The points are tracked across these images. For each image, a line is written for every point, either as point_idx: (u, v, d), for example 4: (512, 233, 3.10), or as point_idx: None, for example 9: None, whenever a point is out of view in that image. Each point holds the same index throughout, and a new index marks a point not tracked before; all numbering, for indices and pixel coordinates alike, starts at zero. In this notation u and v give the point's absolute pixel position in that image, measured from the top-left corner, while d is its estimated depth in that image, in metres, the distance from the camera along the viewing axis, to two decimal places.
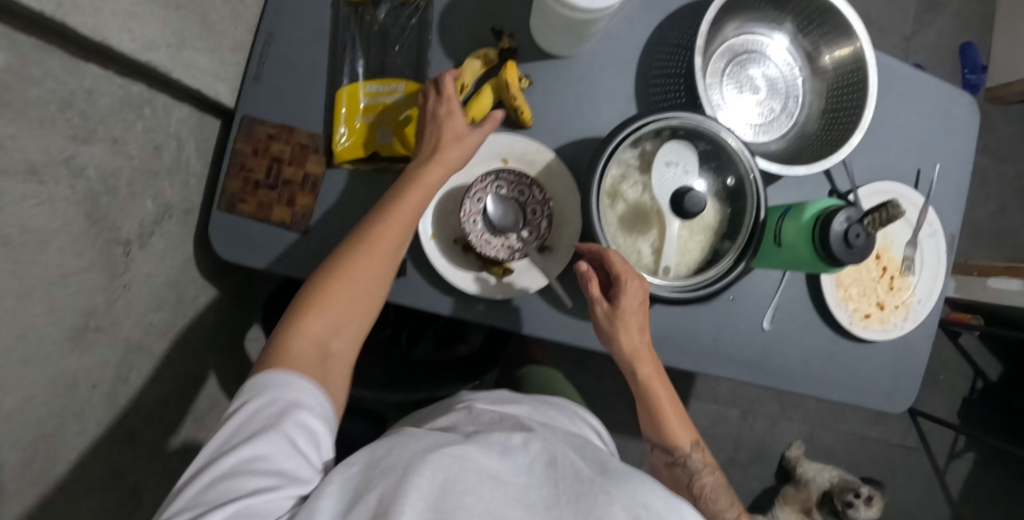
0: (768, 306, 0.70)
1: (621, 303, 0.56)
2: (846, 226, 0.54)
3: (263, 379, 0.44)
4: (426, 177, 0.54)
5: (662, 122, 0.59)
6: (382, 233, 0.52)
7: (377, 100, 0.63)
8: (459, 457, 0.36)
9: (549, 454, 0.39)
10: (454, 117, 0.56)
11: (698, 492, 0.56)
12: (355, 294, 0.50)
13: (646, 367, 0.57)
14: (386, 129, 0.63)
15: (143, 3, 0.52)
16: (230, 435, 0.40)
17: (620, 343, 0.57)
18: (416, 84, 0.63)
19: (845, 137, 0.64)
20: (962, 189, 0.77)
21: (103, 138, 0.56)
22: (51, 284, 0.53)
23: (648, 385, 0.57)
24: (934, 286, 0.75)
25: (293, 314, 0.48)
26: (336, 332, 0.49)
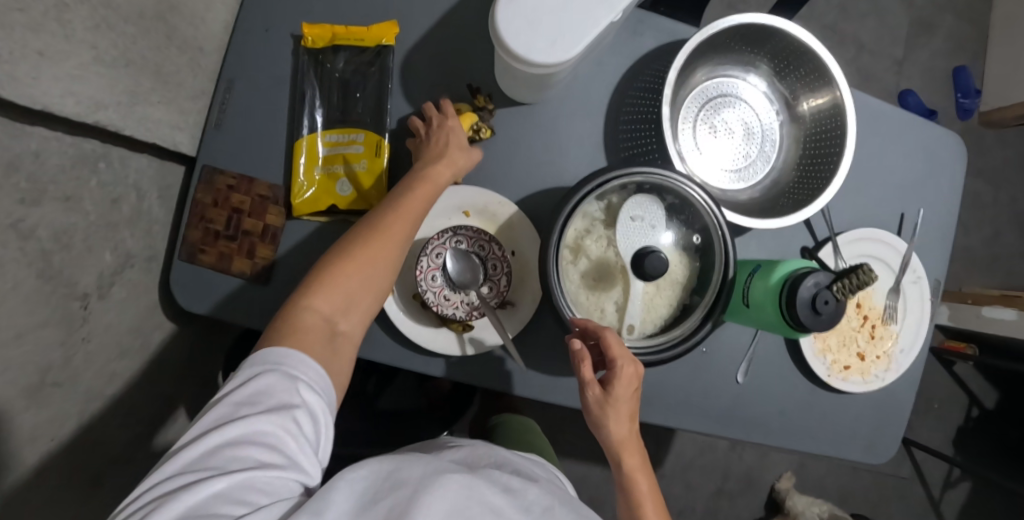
0: (743, 358, 0.68)
1: (614, 392, 0.54)
2: (814, 291, 0.53)
3: (273, 353, 0.45)
4: (432, 176, 0.55)
5: (626, 178, 0.56)
6: (393, 229, 0.53)
7: (336, 150, 0.62)
8: (468, 487, 0.38)
9: (548, 501, 0.41)
10: (455, 130, 0.58)
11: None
12: (365, 283, 0.52)
13: (629, 457, 0.56)
14: (344, 180, 0.61)
15: (88, 65, 0.51)
16: (243, 399, 0.42)
17: (608, 432, 0.55)
18: (375, 134, 0.61)
19: (821, 188, 0.61)
20: (942, 231, 0.75)
21: (55, 197, 0.55)
22: (5, 346, 0.53)
23: (632, 478, 0.56)
24: (918, 334, 0.73)
25: (305, 293, 0.50)
26: (344, 315, 0.51)
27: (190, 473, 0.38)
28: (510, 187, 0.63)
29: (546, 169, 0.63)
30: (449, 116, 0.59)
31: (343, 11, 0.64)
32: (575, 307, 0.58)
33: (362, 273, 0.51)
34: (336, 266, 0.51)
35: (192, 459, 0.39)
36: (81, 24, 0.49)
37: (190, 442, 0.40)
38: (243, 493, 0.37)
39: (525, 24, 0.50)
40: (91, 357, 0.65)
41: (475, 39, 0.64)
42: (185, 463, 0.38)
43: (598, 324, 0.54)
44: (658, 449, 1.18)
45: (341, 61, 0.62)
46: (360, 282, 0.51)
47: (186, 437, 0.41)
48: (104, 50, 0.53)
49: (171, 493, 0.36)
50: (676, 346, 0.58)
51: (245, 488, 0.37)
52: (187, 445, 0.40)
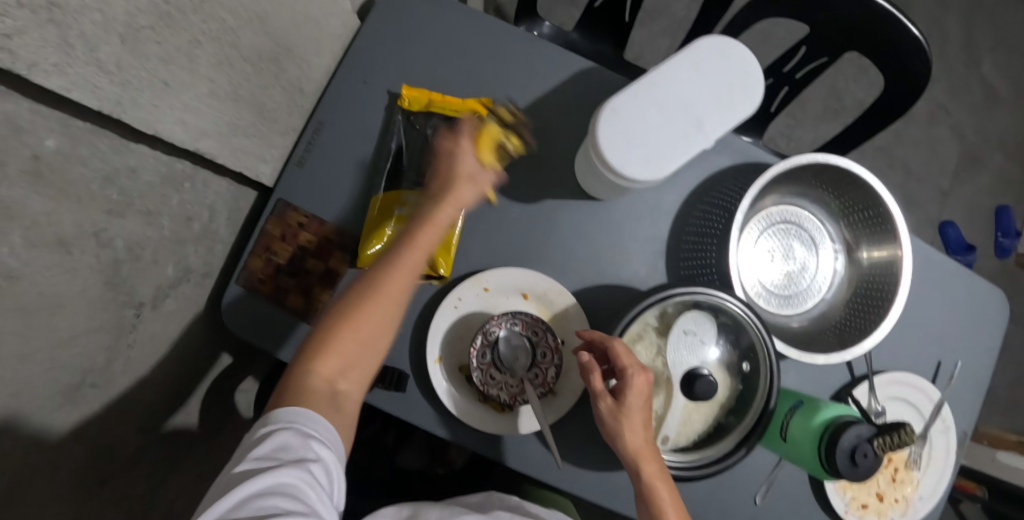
0: (764, 480, 0.68)
1: (626, 400, 0.52)
2: (854, 442, 0.53)
3: (288, 416, 0.45)
4: (438, 217, 0.53)
5: (689, 295, 0.58)
6: (396, 276, 0.51)
7: (411, 211, 0.61)
8: None
9: None
10: (464, 162, 0.55)
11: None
12: (367, 339, 0.50)
13: (649, 468, 0.52)
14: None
15: (203, 97, 0.54)
16: (265, 454, 0.43)
17: (621, 441, 0.52)
18: None
19: (872, 329, 0.62)
20: (976, 383, 0.76)
21: (138, 211, 0.57)
22: (58, 346, 0.53)
23: (650, 484, 0.52)
24: (938, 483, 0.73)
25: (308, 360, 0.49)
26: (347, 375, 0.50)
27: None
28: (570, 275, 0.64)
29: (608, 264, 0.65)
30: (462, 144, 0.56)
31: (443, 79, 0.67)
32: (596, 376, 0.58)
33: (364, 327, 0.50)
34: (337, 328, 0.50)
35: (224, 510, 0.40)
36: (206, 60, 0.52)
37: (218, 496, 0.41)
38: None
39: (620, 138, 0.53)
40: (130, 363, 0.66)
41: (563, 128, 0.66)
42: (217, 516, 0.39)
43: (606, 335, 0.55)
44: None
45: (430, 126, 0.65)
46: (364, 341, 0.50)
47: (212, 494, 0.41)
48: (220, 85, 0.55)
49: None
50: (710, 466, 0.58)
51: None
52: (219, 495, 0.40)
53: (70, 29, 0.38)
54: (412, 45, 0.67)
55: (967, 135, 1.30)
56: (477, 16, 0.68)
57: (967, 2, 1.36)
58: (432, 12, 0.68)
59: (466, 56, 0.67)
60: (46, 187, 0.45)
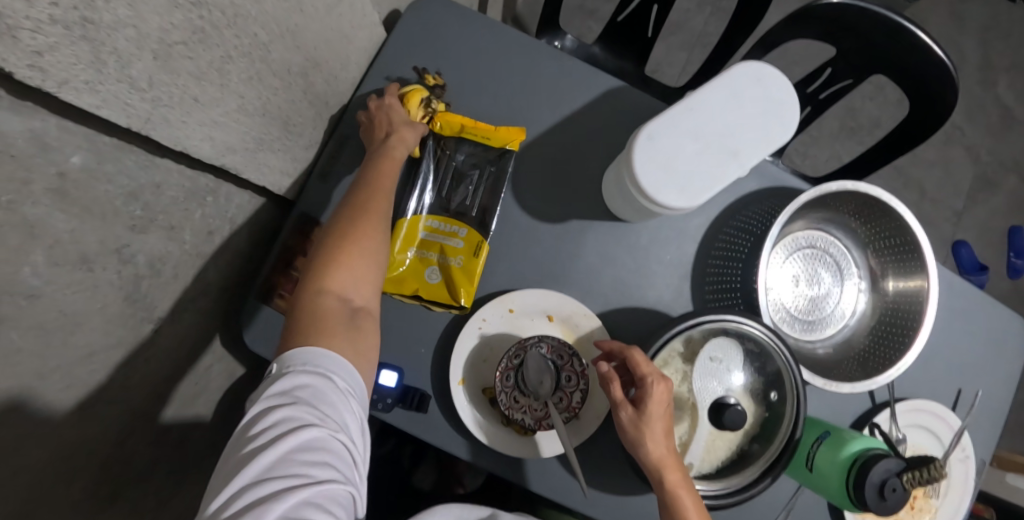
0: (784, 508, 0.67)
1: (647, 408, 0.52)
2: (884, 476, 0.53)
3: (315, 347, 0.45)
4: (397, 150, 0.58)
5: (717, 323, 0.57)
6: (374, 202, 0.55)
7: (435, 238, 0.62)
8: None
9: None
10: (394, 106, 0.61)
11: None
12: (369, 257, 0.53)
13: (673, 475, 0.52)
14: (434, 268, 0.61)
15: (232, 112, 0.53)
16: (304, 403, 0.42)
17: (645, 449, 0.52)
18: (476, 234, 0.62)
19: (896, 358, 0.62)
20: (996, 413, 0.76)
21: (161, 226, 0.56)
22: (78, 363, 0.52)
23: (675, 495, 0.51)
24: (955, 512, 0.72)
25: (316, 285, 0.50)
26: (358, 293, 0.51)
27: (272, 481, 0.38)
28: (595, 297, 0.63)
29: (633, 288, 0.64)
30: (388, 96, 0.62)
31: (472, 97, 0.66)
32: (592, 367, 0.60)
33: (359, 250, 0.52)
34: (336, 251, 0.52)
35: (271, 462, 0.39)
36: (237, 75, 0.51)
37: (262, 445, 0.40)
38: (329, 506, 0.39)
39: (652, 163, 0.52)
40: (147, 377, 0.65)
41: (592, 149, 0.65)
42: (266, 468, 0.39)
43: (622, 345, 0.55)
44: None
45: (460, 152, 0.64)
46: (365, 259, 0.52)
47: (254, 439, 0.40)
48: (249, 100, 0.54)
49: (258, 506, 0.37)
50: (734, 495, 0.58)
51: (326, 500, 0.39)
52: (264, 445, 0.40)
53: (105, 46, 0.37)
54: (441, 61, 0.66)
55: (983, 157, 1.30)
56: (508, 34, 0.67)
57: (983, 25, 1.36)
58: (462, 29, 0.67)
59: (496, 73, 0.66)
60: (71, 206, 0.44)
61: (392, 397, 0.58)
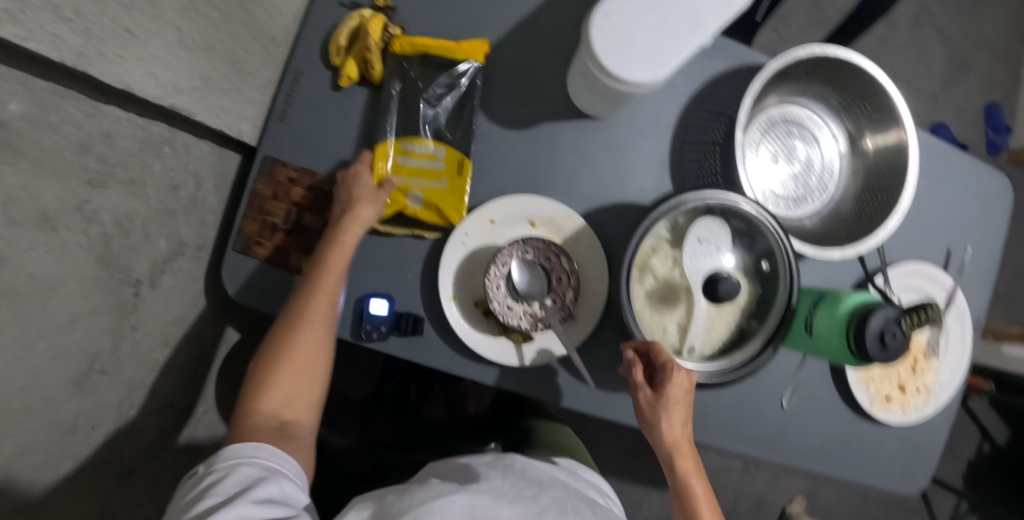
0: (789, 383, 0.69)
1: (666, 392, 0.53)
2: (882, 326, 0.52)
3: (243, 446, 0.45)
4: (348, 234, 0.55)
5: (699, 201, 0.57)
6: (316, 307, 0.53)
7: (414, 162, 0.60)
8: (471, 505, 0.42)
9: (559, 507, 0.45)
10: (361, 177, 0.57)
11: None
12: (306, 365, 0.52)
13: (690, 468, 0.53)
14: (417, 192, 0.59)
15: (170, 47, 0.50)
16: (222, 499, 0.41)
17: (663, 434, 0.53)
18: (455, 151, 0.60)
19: (880, 220, 0.62)
20: (989, 270, 0.76)
21: (121, 180, 0.53)
22: (57, 330, 0.51)
23: (687, 482, 0.53)
24: (957, 370, 0.73)
25: (251, 396, 0.49)
26: (291, 406, 0.50)
27: None
28: (576, 199, 0.63)
29: (610, 182, 0.64)
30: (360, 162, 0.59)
31: (423, 12, 0.63)
32: (578, 271, 0.60)
33: (296, 361, 0.51)
34: (272, 361, 0.51)
35: None
36: (170, 4, 0.48)
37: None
38: None
39: (612, 42, 0.51)
40: (138, 346, 0.63)
41: (553, 49, 0.64)
42: None
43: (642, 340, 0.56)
44: None
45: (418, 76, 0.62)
46: (300, 370, 0.51)
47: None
48: (188, 34, 0.52)
49: None
50: (737, 370, 0.58)
51: None
52: None
53: None
54: None
55: (953, 36, 1.28)
56: None
57: None
58: None
59: None
60: (19, 158, 0.42)
61: (386, 325, 0.59)
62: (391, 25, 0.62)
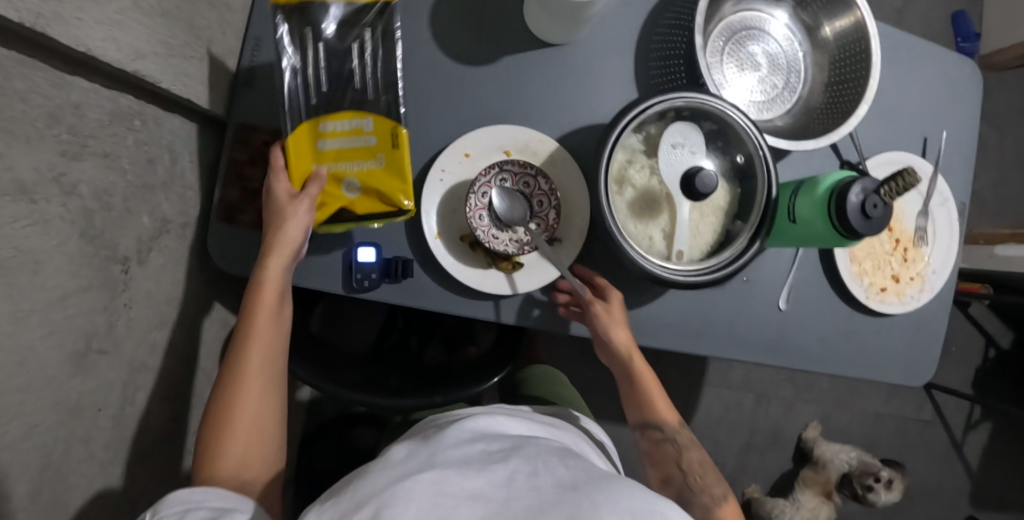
0: (783, 285, 0.69)
1: (613, 300, 0.61)
2: (862, 198, 0.52)
3: (190, 494, 0.43)
4: (269, 271, 0.54)
5: (665, 104, 0.57)
6: (251, 360, 0.53)
7: (340, 144, 0.55)
8: (435, 481, 0.37)
9: (531, 466, 0.39)
10: (273, 197, 0.53)
11: (700, 489, 0.58)
12: (251, 420, 0.52)
13: (638, 362, 0.62)
14: (352, 180, 0.55)
15: (127, 11, 0.50)
16: None
17: (611, 338, 0.60)
18: (385, 119, 0.55)
19: (850, 109, 0.63)
20: (967, 155, 0.76)
21: (94, 152, 0.54)
22: (49, 307, 0.51)
23: (642, 371, 0.62)
24: (948, 256, 0.74)
25: (202, 465, 0.50)
26: (246, 465, 0.51)
27: None
28: (549, 125, 0.64)
29: (579, 105, 0.64)
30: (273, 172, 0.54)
31: None
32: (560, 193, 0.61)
33: (242, 421, 0.52)
34: (216, 425, 0.51)
35: None
36: None
37: None
38: None
39: None
40: (135, 327, 0.63)
41: None
42: None
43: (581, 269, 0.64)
44: (688, 406, 1.17)
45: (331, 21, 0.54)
46: (246, 427, 0.52)
47: None
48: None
49: None
50: (727, 266, 0.59)
51: None
52: None
53: None
54: None
55: None
56: None
57: None
58: None
59: None
60: None
61: (376, 273, 0.60)
62: None
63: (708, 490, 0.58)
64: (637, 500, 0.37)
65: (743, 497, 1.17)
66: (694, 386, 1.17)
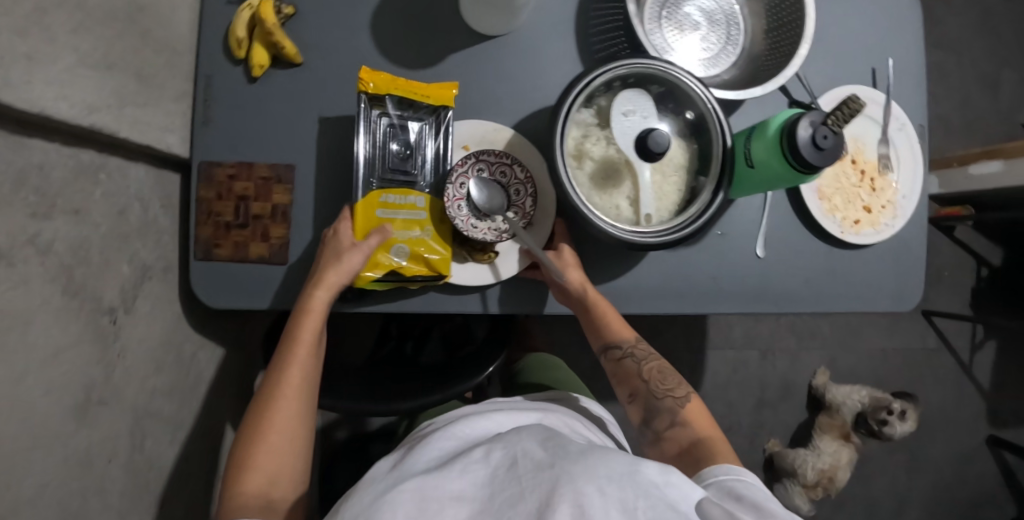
0: (758, 233, 0.71)
1: (561, 247, 0.62)
2: (812, 131, 0.53)
3: None
4: (317, 301, 0.56)
5: (609, 73, 0.59)
6: (292, 379, 0.54)
7: (396, 215, 0.60)
8: (420, 489, 0.40)
9: (509, 457, 0.42)
10: (332, 233, 0.58)
11: (663, 393, 0.59)
12: (287, 436, 0.51)
13: (591, 290, 0.61)
14: (403, 246, 0.60)
15: (74, 68, 0.51)
16: None
17: (564, 280, 0.61)
18: (434, 198, 0.62)
19: (793, 50, 0.65)
20: (919, 79, 0.78)
21: (65, 210, 0.55)
22: (44, 366, 0.52)
23: (597, 304, 0.61)
24: (915, 179, 0.75)
25: (232, 478, 0.48)
26: (278, 482, 0.49)
27: None
28: (503, 115, 0.65)
29: (528, 90, 0.66)
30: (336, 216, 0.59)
31: None
32: (529, 177, 0.62)
33: (281, 439, 0.51)
34: (251, 440, 0.50)
35: None
36: (61, 26, 0.49)
37: None
38: None
39: None
40: (132, 374, 0.65)
41: None
42: None
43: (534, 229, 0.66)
44: (694, 372, 1.17)
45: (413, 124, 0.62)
46: (279, 442, 0.51)
47: None
48: (87, 53, 0.52)
49: None
50: (696, 220, 0.60)
51: None
52: None
53: None
54: None
55: None
56: None
57: None
58: None
59: None
60: None
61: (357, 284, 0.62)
62: (280, 4, 0.64)
63: (671, 393, 0.59)
64: (612, 468, 0.40)
65: (765, 453, 1.18)
66: (698, 351, 1.18)
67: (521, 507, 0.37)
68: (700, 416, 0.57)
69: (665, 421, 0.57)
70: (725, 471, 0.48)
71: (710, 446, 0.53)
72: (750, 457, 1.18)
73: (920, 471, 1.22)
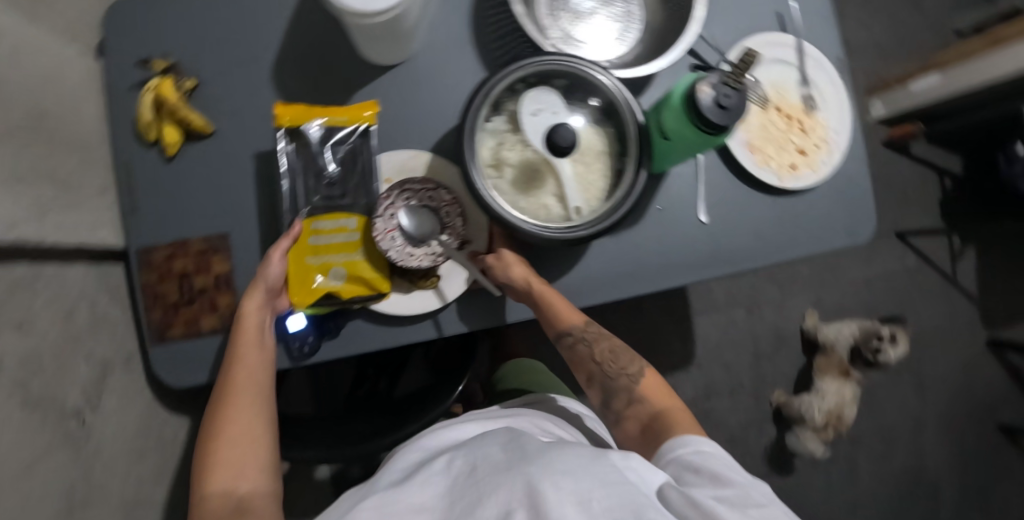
0: (697, 199, 0.71)
1: (502, 252, 0.63)
2: (714, 94, 0.53)
3: None
4: (250, 304, 0.58)
5: (506, 79, 0.58)
6: (240, 380, 0.55)
7: (330, 240, 0.61)
8: (380, 504, 0.42)
9: (469, 464, 0.42)
10: None
11: (618, 373, 0.59)
12: (244, 435, 0.53)
13: (536, 284, 0.60)
14: (338, 269, 0.61)
15: None
16: None
17: (511, 279, 0.61)
18: (365, 218, 0.62)
19: (688, 14, 0.64)
20: (827, 13, 0.78)
21: (9, 325, 0.53)
22: (20, 484, 0.52)
23: (544, 298, 0.60)
24: (842, 113, 0.76)
25: (198, 485, 0.50)
26: (241, 477, 0.51)
27: None
28: (419, 139, 0.66)
29: (440, 110, 0.66)
30: None
31: (194, 57, 0.66)
32: (455, 196, 0.63)
33: (236, 438, 0.52)
34: (210, 444, 0.52)
35: None
36: None
37: None
38: None
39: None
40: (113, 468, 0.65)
41: (330, 25, 0.66)
42: None
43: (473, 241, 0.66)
44: (684, 341, 1.17)
45: (327, 146, 0.62)
46: (236, 442, 0.52)
47: None
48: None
49: None
50: (623, 202, 0.59)
51: None
52: None
53: None
54: (159, 45, 0.67)
55: None
56: None
57: None
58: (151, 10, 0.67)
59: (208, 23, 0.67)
60: None
61: (312, 335, 0.62)
62: (183, 80, 0.65)
63: (625, 371, 0.59)
64: (569, 462, 0.39)
65: (771, 406, 1.18)
66: (683, 320, 1.18)
67: (480, 511, 0.37)
68: (656, 389, 0.58)
69: (623, 400, 0.58)
70: (686, 448, 0.47)
71: (668, 418, 0.54)
72: (757, 413, 1.18)
73: (928, 391, 1.22)
